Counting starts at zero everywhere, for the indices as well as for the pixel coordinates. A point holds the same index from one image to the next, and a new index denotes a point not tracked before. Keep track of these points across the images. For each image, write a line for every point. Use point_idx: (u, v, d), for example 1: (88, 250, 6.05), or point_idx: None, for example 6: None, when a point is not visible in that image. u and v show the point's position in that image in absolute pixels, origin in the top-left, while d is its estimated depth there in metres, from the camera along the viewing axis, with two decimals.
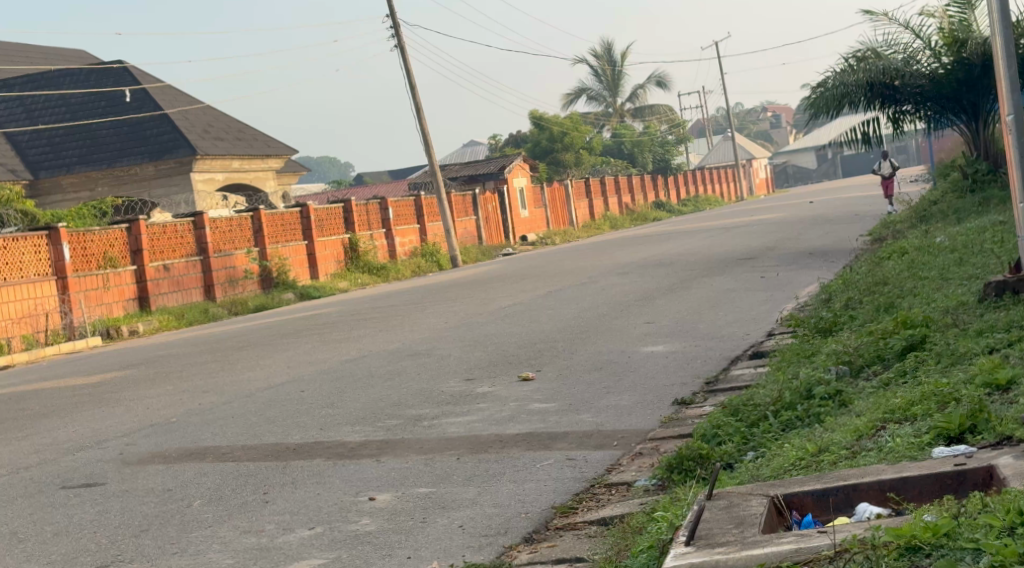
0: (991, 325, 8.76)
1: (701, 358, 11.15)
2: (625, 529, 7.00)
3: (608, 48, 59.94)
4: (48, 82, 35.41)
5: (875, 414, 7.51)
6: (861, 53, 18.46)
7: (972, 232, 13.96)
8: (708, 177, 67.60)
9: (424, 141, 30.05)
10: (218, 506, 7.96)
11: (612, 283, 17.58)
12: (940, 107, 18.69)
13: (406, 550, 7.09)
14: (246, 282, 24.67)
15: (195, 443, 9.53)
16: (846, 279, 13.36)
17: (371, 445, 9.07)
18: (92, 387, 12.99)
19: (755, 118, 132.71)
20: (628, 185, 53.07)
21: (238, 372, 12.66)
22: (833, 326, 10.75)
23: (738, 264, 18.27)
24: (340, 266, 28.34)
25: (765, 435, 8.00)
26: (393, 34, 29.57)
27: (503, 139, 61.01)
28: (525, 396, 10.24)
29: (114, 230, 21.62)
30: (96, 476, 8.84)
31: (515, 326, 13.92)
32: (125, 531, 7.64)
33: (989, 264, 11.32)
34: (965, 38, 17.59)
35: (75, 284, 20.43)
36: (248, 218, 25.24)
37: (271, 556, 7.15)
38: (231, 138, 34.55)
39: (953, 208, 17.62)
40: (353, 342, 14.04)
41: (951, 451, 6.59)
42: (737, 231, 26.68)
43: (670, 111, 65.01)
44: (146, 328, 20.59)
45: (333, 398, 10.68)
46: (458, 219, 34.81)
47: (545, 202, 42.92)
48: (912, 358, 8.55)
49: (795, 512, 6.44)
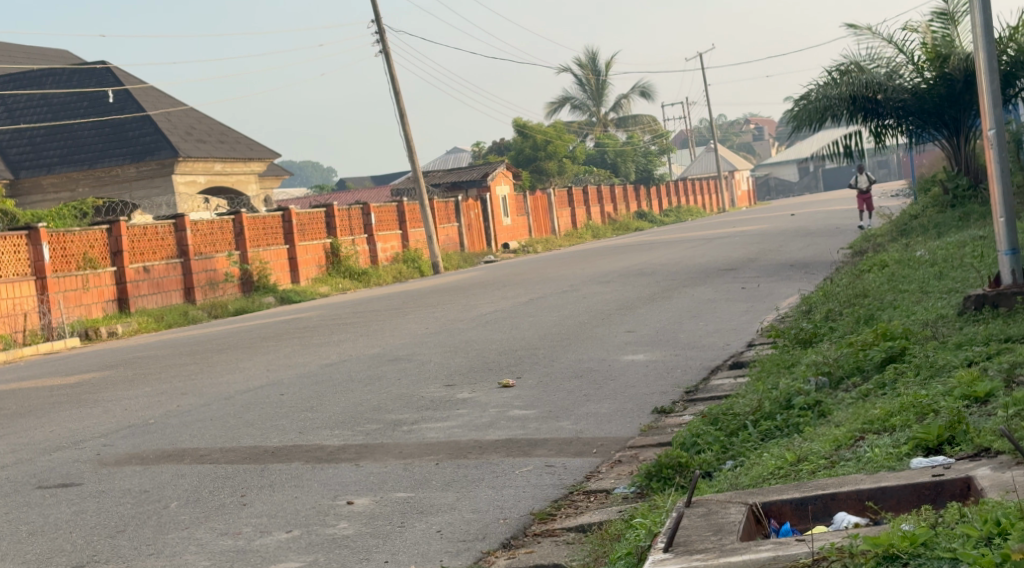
0: (970, 338, 8.80)
1: (680, 368, 11.16)
2: (603, 536, 7.00)
3: (592, 58, 60.03)
4: (31, 82, 35.29)
5: (854, 425, 7.53)
6: (844, 66, 18.46)
7: (952, 245, 14.03)
8: (690, 187, 67.75)
9: (408, 148, 30.02)
10: (195, 508, 7.93)
11: (594, 291, 17.58)
12: (921, 122, 18.66)
13: (384, 554, 7.08)
14: (227, 284, 24.59)
15: (173, 444, 9.50)
16: (826, 291, 13.40)
17: (349, 449, 9.05)
18: (70, 387, 12.94)
19: (738, 131, 133.17)
20: (610, 195, 53.16)
21: (218, 374, 12.62)
22: (813, 337, 10.77)
23: (720, 275, 18.29)
24: (321, 271, 28.29)
25: (744, 444, 8.01)
26: (378, 40, 29.57)
27: (487, 146, 61.05)
28: (505, 402, 10.24)
29: (95, 230, 21.52)
30: (72, 476, 8.80)
31: (496, 333, 13.91)
32: (101, 532, 7.60)
33: (968, 278, 11.38)
34: (948, 53, 17.77)
35: (54, 285, 20.34)
36: (230, 221, 25.20)
37: (247, 558, 7.13)
38: (214, 141, 34.49)
39: (934, 222, 17.73)
40: (333, 346, 14.02)
41: (929, 462, 6.62)
42: (718, 242, 26.72)
43: (653, 122, 65.14)
44: (125, 330, 20.52)
45: (313, 402, 10.65)
46: (441, 225, 34.81)
47: (528, 210, 42.94)
48: (891, 370, 8.57)
49: (773, 520, 6.45)
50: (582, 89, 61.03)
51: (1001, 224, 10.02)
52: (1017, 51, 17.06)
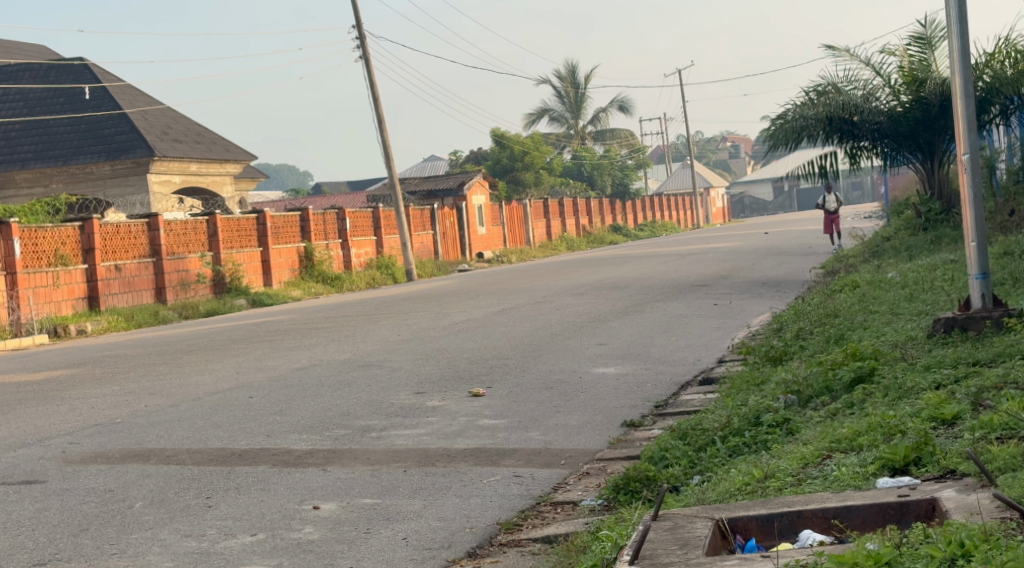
0: (939, 361, 8.85)
1: (651, 383, 11.17)
2: (569, 547, 7.00)
3: (572, 70, 60.14)
4: (7, 77, 35.17)
5: (822, 443, 7.56)
6: (822, 87, 18.55)
7: (924, 268, 14.12)
8: (665, 203, 67.94)
9: (385, 154, 29.95)
10: (160, 509, 7.88)
11: (567, 303, 17.62)
12: (896, 145, 18.79)
13: (349, 561, 7.06)
14: (199, 285, 24.47)
15: (139, 444, 9.45)
16: (797, 309, 13.44)
17: (317, 454, 9.03)
18: (36, 385, 12.83)
19: (715, 147, 133.71)
20: (586, 208, 53.28)
21: (187, 375, 12.56)
22: (783, 355, 10.81)
23: (693, 291, 18.35)
24: (294, 274, 28.22)
25: (712, 460, 8.02)
26: (358, 46, 29.51)
27: (464, 155, 61.28)
28: (475, 412, 10.22)
29: (68, 227, 21.44)
30: (36, 474, 8.74)
31: (468, 343, 13.88)
32: (64, 530, 7.56)
33: (939, 301, 11.46)
34: (924, 77, 17.88)
35: (25, 281, 20.19)
36: (204, 221, 25.13)
37: (211, 560, 7.09)
38: (190, 141, 34.38)
39: (907, 245, 17.82)
40: (304, 351, 13.97)
41: (895, 483, 6.65)
42: (692, 258, 26.81)
43: (632, 136, 65.38)
44: (94, 329, 20.42)
45: (282, 406, 10.62)
46: (415, 233, 34.80)
47: (503, 220, 42.93)
48: (860, 390, 8.60)
49: (739, 536, 6.47)
50: (561, 101, 61.10)
51: (973, 248, 10.06)
52: (992, 78, 17.22)
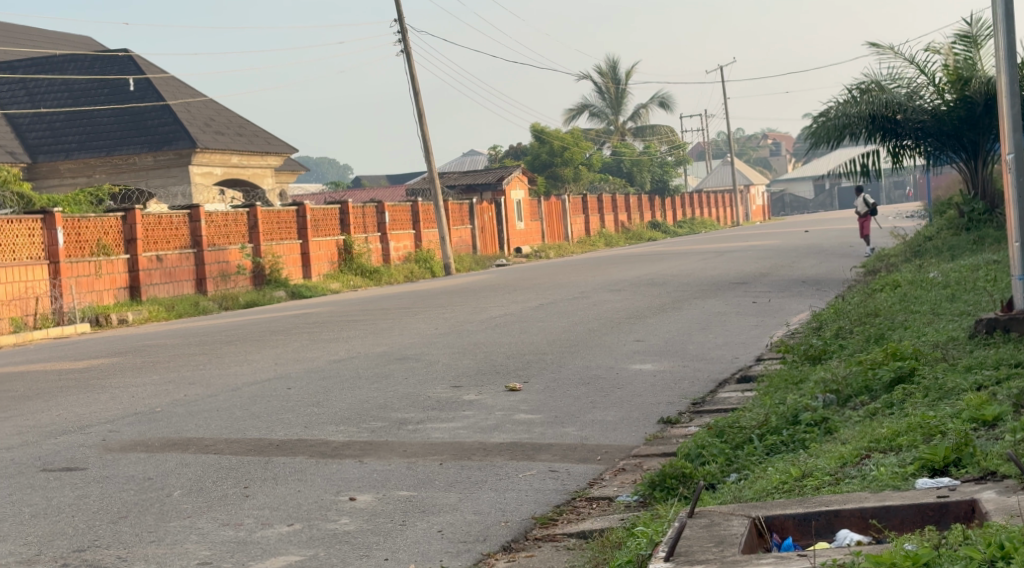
0: (980, 361, 8.77)
1: (688, 380, 11.13)
2: (604, 543, 6.99)
3: (613, 66, 59.99)
4: (52, 67, 35.32)
5: (860, 443, 7.51)
6: (865, 85, 18.42)
7: (966, 269, 13.98)
8: (704, 200, 67.68)
9: (425, 149, 29.98)
10: (198, 497, 7.94)
11: (604, 299, 17.60)
12: (940, 144, 18.68)
13: (384, 552, 7.07)
14: (239, 277, 24.61)
15: (178, 433, 9.50)
16: (837, 308, 13.36)
17: (354, 445, 9.06)
18: (77, 372, 12.97)
19: (756, 145, 133.15)
20: (625, 204, 53.21)
21: (227, 366, 12.64)
22: (822, 354, 10.76)
23: (730, 289, 18.25)
24: (333, 267, 28.32)
25: (749, 457, 7.99)
26: (400, 39, 29.58)
27: (503, 151, 61.36)
28: (512, 406, 10.23)
29: (111, 217, 21.59)
30: (77, 461, 8.82)
31: (505, 337, 13.90)
32: (103, 517, 7.61)
33: (981, 301, 11.36)
34: (970, 76, 17.69)
35: (67, 270, 20.36)
36: (244, 214, 25.26)
37: (248, 550, 7.12)
38: (232, 134, 34.54)
39: (948, 245, 17.63)
40: (342, 343, 14.01)
41: (934, 483, 6.62)
42: (731, 256, 26.75)
43: (672, 133, 65.10)
44: (136, 318, 20.59)
45: (320, 397, 10.67)
46: (454, 227, 34.88)
47: (541, 215, 42.88)
48: (899, 390, 8.54)
49: (776, 534, 6.44)
50: (601, 97, 61.04)
51: (1016, 249, 9.95)
52: None
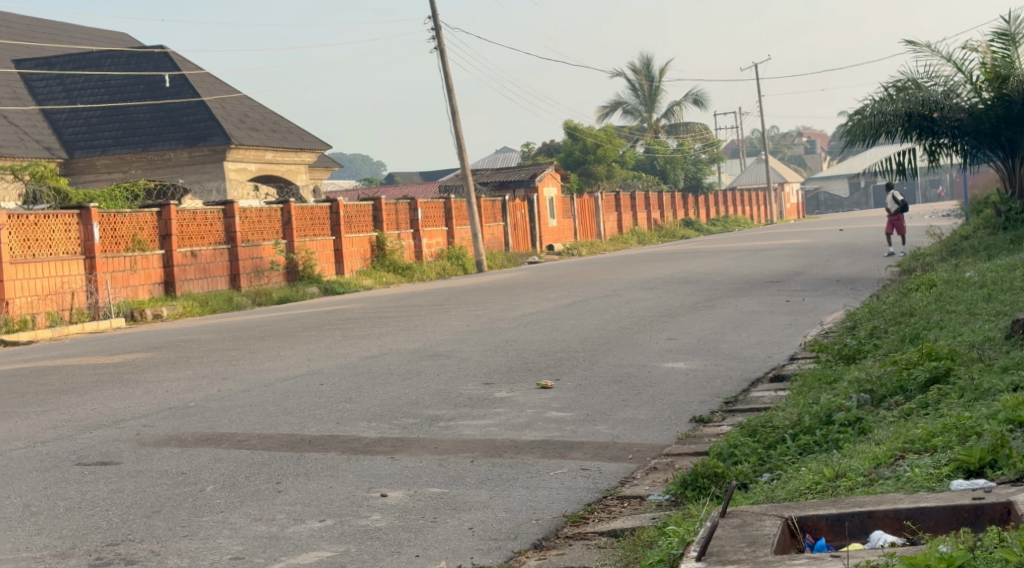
0: (1016, 362, 8.68)
1: (721, 379, 11.09)
2: (636, 542, 6.96)
3: (646, 64, 59.85)
4: (89, 63, 35.30)
5: (895, 443, 7.45)
6: (901, 83, 18.28)
7: (1003, 268, 13.88)
8: (738, 198, 67.42)
9: (458, 146, 29.99)
10: (230, 492, 7.96)
11: (636, 297, 17.56)
12: (976, 143, 18.50)
13: (416, 549, 7.07)
14: (272, 272, 24.71)
15: (211, 428, 9.53)
16: (871, 308, 13.26)
17: (386, 442, 9.07)
18: (111, 367, 13.05)
19: (790, 143, 132.60)
20: (658, 202, 53.09)
21: (260, 361, 12.68)
22: (856, 354, 10.69)
23: (763, 287, 18.18)
24: (366, 263, 28.38)
25: (782, 457, 7.95)
26: (434, 36, 29.61)
27: (537, 148, 61.34)
28: (544, 403, 10.22)
29: (146, 213, 21.70)
30: (111, 455, 8.86)
31: (536, 334, 13.89)
32: (137, 511, 7.65)
33: (1018, 301, 11.25)
34: (1008, 74, 17.61)
35: (103, 265, 20.47)
36: (278, 210, 25.35)
37: (280, 545, 7.13)
38: (266, 130, 34.68)
39: (985, 244, 17.48)
40: (375, 339, 14.04)
41: (969, 485, 6.56)
42: (764, 254, 26.66)
43: (705, 130, 64.89)
44: (170, 313, 20.70)
45: (352, 393, 10.69)
46: (486, 224, 34.89)
47: (574, 212, 42.83)
48: (934, 391, 8.47)
49: (809, 535, 6.40)
50: (635, 94, 60.93)
51: None
52: None
